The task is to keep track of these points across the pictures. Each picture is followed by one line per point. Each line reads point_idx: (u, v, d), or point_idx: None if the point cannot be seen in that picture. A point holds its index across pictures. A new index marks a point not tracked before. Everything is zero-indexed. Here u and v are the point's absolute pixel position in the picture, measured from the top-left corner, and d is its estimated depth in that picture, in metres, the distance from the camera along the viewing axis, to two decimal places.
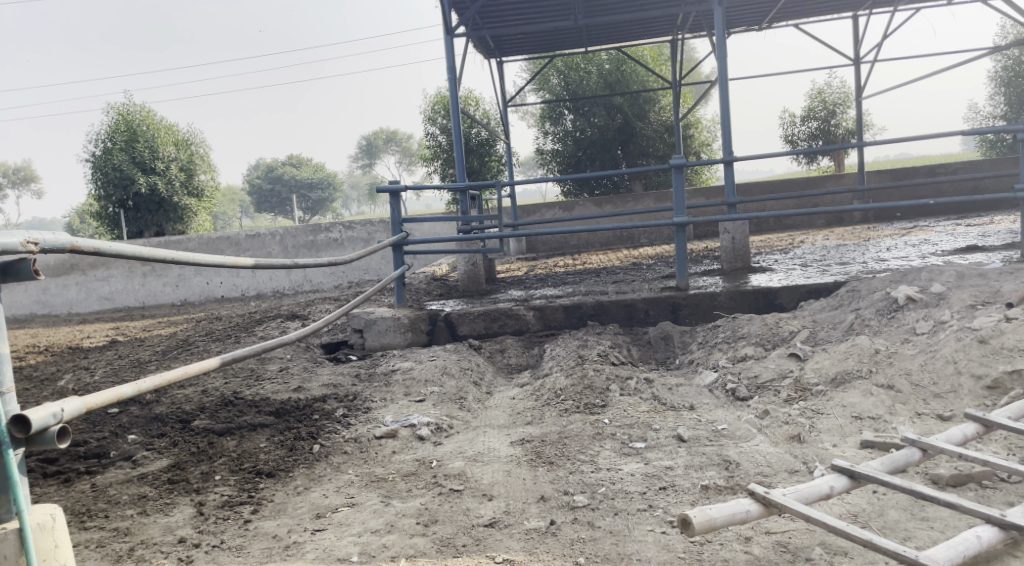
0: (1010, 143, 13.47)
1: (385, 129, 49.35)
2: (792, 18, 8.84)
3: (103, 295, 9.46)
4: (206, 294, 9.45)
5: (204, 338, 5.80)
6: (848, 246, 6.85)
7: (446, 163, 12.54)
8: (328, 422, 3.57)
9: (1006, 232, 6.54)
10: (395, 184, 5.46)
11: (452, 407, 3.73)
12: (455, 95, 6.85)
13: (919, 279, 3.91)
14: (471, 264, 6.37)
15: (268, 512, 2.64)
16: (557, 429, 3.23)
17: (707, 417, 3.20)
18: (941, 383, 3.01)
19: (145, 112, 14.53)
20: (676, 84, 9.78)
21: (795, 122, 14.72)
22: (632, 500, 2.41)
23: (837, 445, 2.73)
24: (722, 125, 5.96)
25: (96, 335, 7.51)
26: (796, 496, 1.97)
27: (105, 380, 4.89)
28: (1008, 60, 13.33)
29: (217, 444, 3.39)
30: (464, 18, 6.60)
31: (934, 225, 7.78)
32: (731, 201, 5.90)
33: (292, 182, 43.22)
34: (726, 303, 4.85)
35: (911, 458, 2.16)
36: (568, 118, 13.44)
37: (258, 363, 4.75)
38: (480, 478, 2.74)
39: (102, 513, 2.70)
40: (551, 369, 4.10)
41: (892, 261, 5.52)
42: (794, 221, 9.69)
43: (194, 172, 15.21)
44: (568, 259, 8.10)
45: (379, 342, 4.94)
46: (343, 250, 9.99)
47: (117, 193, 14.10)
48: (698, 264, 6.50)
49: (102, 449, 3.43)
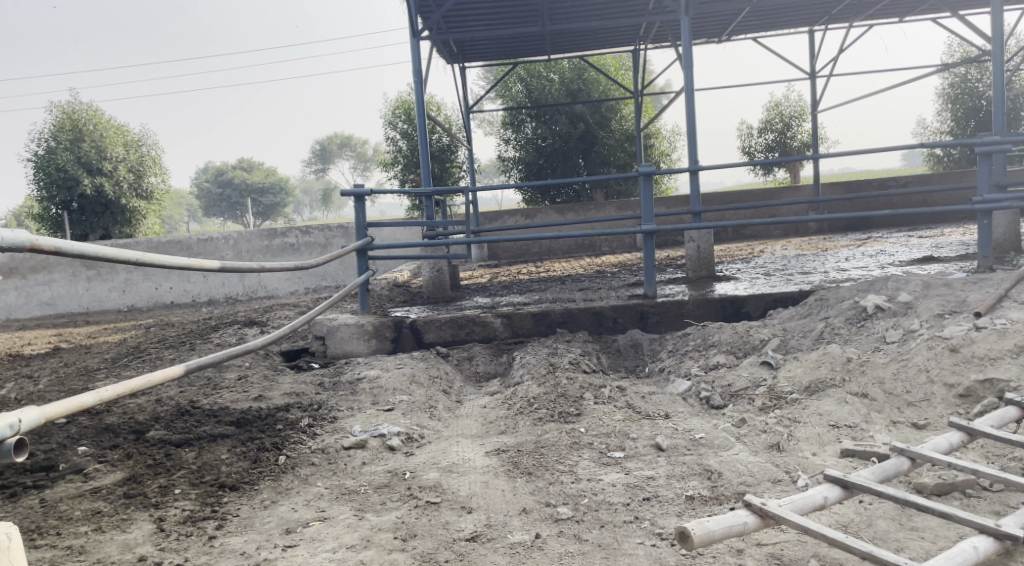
0: (957, 157, 13.96)
1: (341, 134, 48.88)
2: (752, 32, 9.00)
3: (46, 300, 9.06)
4: (156, 299, 9.13)
5: (156, 345, 5.57)
6: (808, 256, 6.96)
7: (406, 168, 12.41)
8: (292, 433, 3.44)
9: (959, 244, 6.72)
10: (359, 188, 5.33)
11: (422, 416, 3.63)
12: (419, 99, 6.76)
13: (886, 288, 3.96)
14: (436, 270, 6.27)
15: (235, 527, 2.50)
16: (532, 439, 3.16)
17: (684, 426, 3.17)
18: (915, 391, 3.04)
19: (92, 110, 14.08)
20: (639, 94, 9.84)
21: (752, 133, 15.00)
22: (617, 512, 2.36)
23: (817, 454, 2.73)
24: (688, 134, 6.00)
25: (39, 342, 7.17)
26: (790, 507, 1.93)
27: (51, 389, 4.64)
28: (955, 77, 13.82)
29: (175, 456, 3.22)
30: (430, 22, 6.52)
31: (889, 236, 7.98)
32: (696, 210, 5.93)
33: (245, 186, 42.40)
34: (694, 311, 4.85)
35: (899, 468, 2.16)
36: (530, 125, 13.46)
37: (215, 371, 4.57)
38: (458, 489, 2.65)
39: (53, 530, 2.53)
40: (522, 377, 4.03)
41: (854, 271, 5.61)
42: (752, 231, 9.85)
43: (144, 174, 14.76)
44: (531, 267, 8.05)
45: (342, 350, 4.81)
46: (300, 256, 9.77)
47: (61, 194, 13.60)
48: (662, 273, 6.52)
49: (50, 461, 3.24)
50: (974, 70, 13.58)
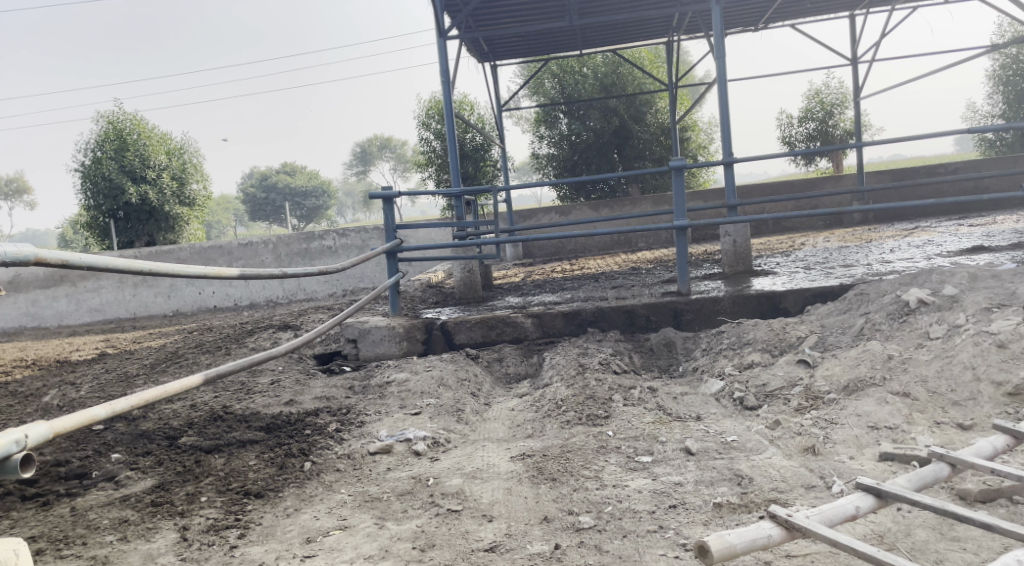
0: (1010, 142, 13.44)
1: (380, 137, 49.38)
2: (788, 18, 8.77)
3: (94, 306, 9.29)
4: (198, 304, 9.30)
5: (195, 350, 5.64)
6: (850, 248, 6.73)
7: (441, 168, 12.44)
8: (320, 438, 3.43)
9: (1011, 232, 6.44)
10: (388, 190, 5.32)
11: (449, 420, 3.59)
12: (449, 98, 6.71)
13: (930, 282, 3.78)
14: (468, 271, 6.23)
15: (257, 536, 2.50)
16: (559, 443, 3.10)
17: (716, 428, 3.06)
18: (960, 390, 2.89)
19: (135, 120, 14.41)
20: (674, 86, 9.66)
21: (792, 123, 14.65)
22: (641, 520, 2.29)
23: (854, 458, 2.61)
24: (722, 127, 5.84)
25: (85, 348, 7.35)
26: (819, 518, 1.83)
27: (91, 395, 4.74)
28: (1006, 58, 13.30)
29: (205, 462, 3.24)
30: (457, 21, 6.48)
31: (937, 226, 7.69)
32: (731, 204, 5.77)
33: (287, 190, 43.11)
34: (730, 308, 4.72)
35: (939, 474, 2.02)
36: (564, 121, 13.37)
37: (249, 376, 4.60)
38: (480, 496, 2.61)
39: (79, 540, 2.56)
40: (551, 379, 3.97)
41: (898, 263, 5.40)
42: (793, 224, 9.60)
43: (187, 181, 15.08)
44: (565, 265, 7.99)
45: (374, 352, 4.80)
46: (337, 258, 9.85)
47: (107, 203, 13.96)
48: (698, 268, 6.38)
49: (84, 469, 3.29)
50: None
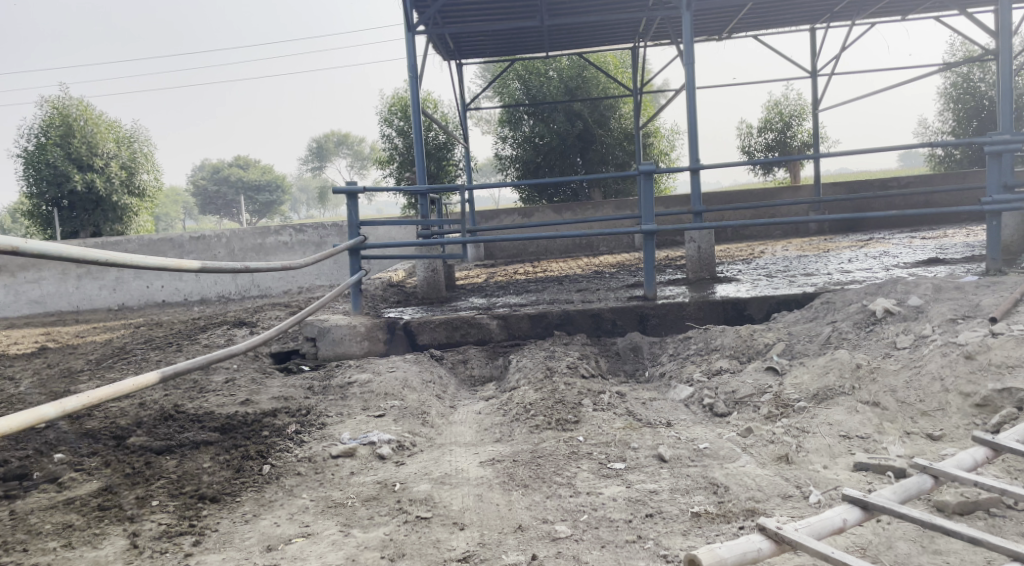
0: (958, 158, 13.91)
1: (338, 133, 48.72)
2: (752, 29, 8.88)
3: (35, 298, 8.89)
4: (145, 298, 8.96)
5: (143, 346, 5.40)
6: (809, 257, 6.82)
7: (402, 165, 12.29)
8: (279, 440, 3.29)
9: (964, 246, 6.61)
10: (352, 185, 5.18)
11: (414, 423, 3.49)
12: (415, 95, 6.57)
13: (896, 292, 3.81)
14: (431, 271, 6.11)
15: (213, 543, 2.37)
16: (529, 447, 3.02)
17: (687, 435, 3.03)
18: (928, 400, 2.92)
19: (81, 106, 13.87)
20: (639, 91, 9.67)
21: (751, 133, 14.89)
22: (618, 530, 2.24)
23: (828, 467, 2.60)
24: (689, 132, 5.86)
25: (25, 341, 7.01)
26: (808, 531, 1.82)
27: (31, 392, 4.49)
28: (956, 77, 13.76)
29: (156, 464, 3.08)
30: (425, 16, 6.38)
31: (892, 237, 7.87)
32: (697, 209, 5.78)
33: (240, 184, 42.17)
34: (695, 314, 4.72)
35: (923, 486, 2.05)
36: (527, 123, 13.33)
37: (202, 374, 4.42)
38: (450, 503, 2.52)
39: (19, 546, 2.39)
40: (518, 382, 3.90)
41: (858, 273, 5.48)
42: (752, 232, 9.73)
43: (136, 170, 14.60)
44: (527, 267, 7.93)
45: (334, 352, 4.66)
46: (294, 254, 9.62)
47: (51, 190, 13.42)
48: (662, 274, 6.39)
49: (25, 469, 3.10)
50: (977, 70, 13.51)
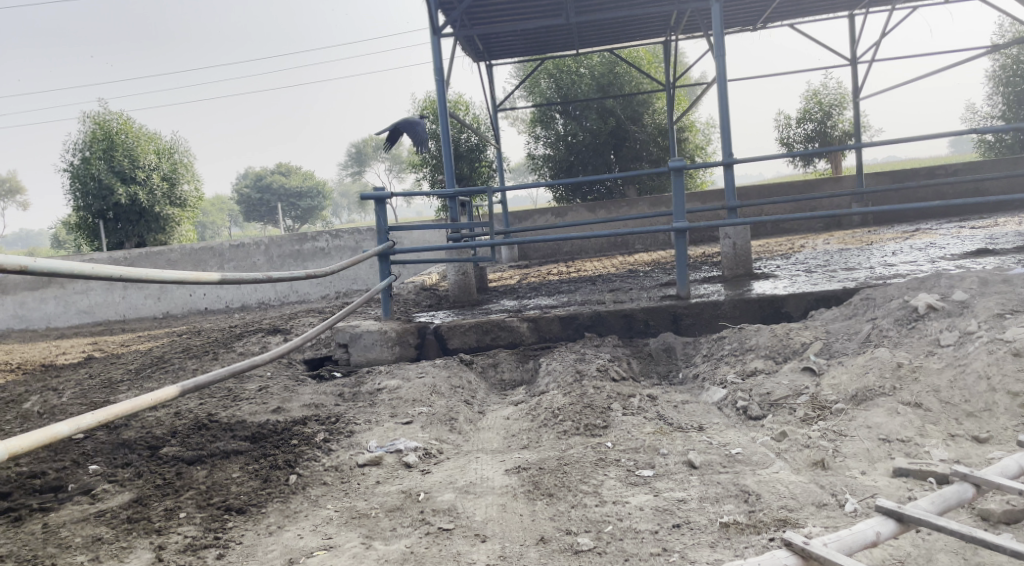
0: (1009, 144, 13.41)
1: (377, 137, 49.25)
2: (788, 18, 8.66)
3: (83, 308, 9.13)
4: (188, 307, 9.15)
5: (182, 355, 5.48)
6: (851, 251, 6.62)
7: (435, 168, 12.34)
8: (307, 449, 3.29)
9: (1015, 235, 6.35)
10: (381, 191, 5.18)
11: (441, 430, 3.45)
12: (444, 98, 6.54)
13: (940, 286, 3.65)
14: (462, 274, 6.08)
15: (236, 557, 2.37)
16: (556, 454, 2.96)
17: (719, 439, 2.93)
18: (974, 400, 2.78)
19: (123, 119, 14.21)
20: (673, 85, 9.51)
21: (791, 124, 14.58)
22: (643, 542, 2.19)
23: (866, 473, 2.49)
24: (721, 127, 5.73)
25: (73, 351, 7.19)
26: (837, 546, 1.76)
27: (73, 402, 4.58)
28: (1006, 60, 13.26)
29: (187, 474, 3.11)
30: (451, 18, 6.35)
31: (938, 227, 7.60)
32: (731, 205, 5.63)
33: (282, 191, 42.93)
34: (730, 312, 4.59)
35: (962, 496, 1.96)
36: (560, 121, 13.26)
37: (236, 382, 4.46)
38: (472, 514, 2.48)
39: (49, 559, 2.42)
40: (547, 386, 3.84)
41: (901, 266, 5.29)
42: (792, 225, 9.51)
43: (177, 182, 14.91)
44: (562, 267, 7.87)
45: (365, 358, 4.66)
46: (331, 260, 9.71)
47: (96, 204, 13.81)
48: (698, 271, 6.26)
49: (61, 481, 3.15)
50: None
